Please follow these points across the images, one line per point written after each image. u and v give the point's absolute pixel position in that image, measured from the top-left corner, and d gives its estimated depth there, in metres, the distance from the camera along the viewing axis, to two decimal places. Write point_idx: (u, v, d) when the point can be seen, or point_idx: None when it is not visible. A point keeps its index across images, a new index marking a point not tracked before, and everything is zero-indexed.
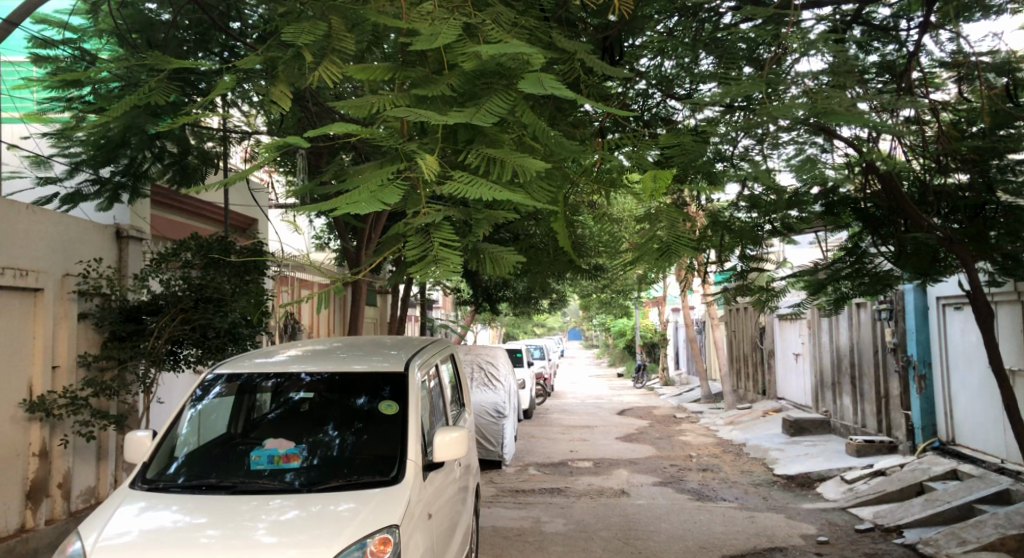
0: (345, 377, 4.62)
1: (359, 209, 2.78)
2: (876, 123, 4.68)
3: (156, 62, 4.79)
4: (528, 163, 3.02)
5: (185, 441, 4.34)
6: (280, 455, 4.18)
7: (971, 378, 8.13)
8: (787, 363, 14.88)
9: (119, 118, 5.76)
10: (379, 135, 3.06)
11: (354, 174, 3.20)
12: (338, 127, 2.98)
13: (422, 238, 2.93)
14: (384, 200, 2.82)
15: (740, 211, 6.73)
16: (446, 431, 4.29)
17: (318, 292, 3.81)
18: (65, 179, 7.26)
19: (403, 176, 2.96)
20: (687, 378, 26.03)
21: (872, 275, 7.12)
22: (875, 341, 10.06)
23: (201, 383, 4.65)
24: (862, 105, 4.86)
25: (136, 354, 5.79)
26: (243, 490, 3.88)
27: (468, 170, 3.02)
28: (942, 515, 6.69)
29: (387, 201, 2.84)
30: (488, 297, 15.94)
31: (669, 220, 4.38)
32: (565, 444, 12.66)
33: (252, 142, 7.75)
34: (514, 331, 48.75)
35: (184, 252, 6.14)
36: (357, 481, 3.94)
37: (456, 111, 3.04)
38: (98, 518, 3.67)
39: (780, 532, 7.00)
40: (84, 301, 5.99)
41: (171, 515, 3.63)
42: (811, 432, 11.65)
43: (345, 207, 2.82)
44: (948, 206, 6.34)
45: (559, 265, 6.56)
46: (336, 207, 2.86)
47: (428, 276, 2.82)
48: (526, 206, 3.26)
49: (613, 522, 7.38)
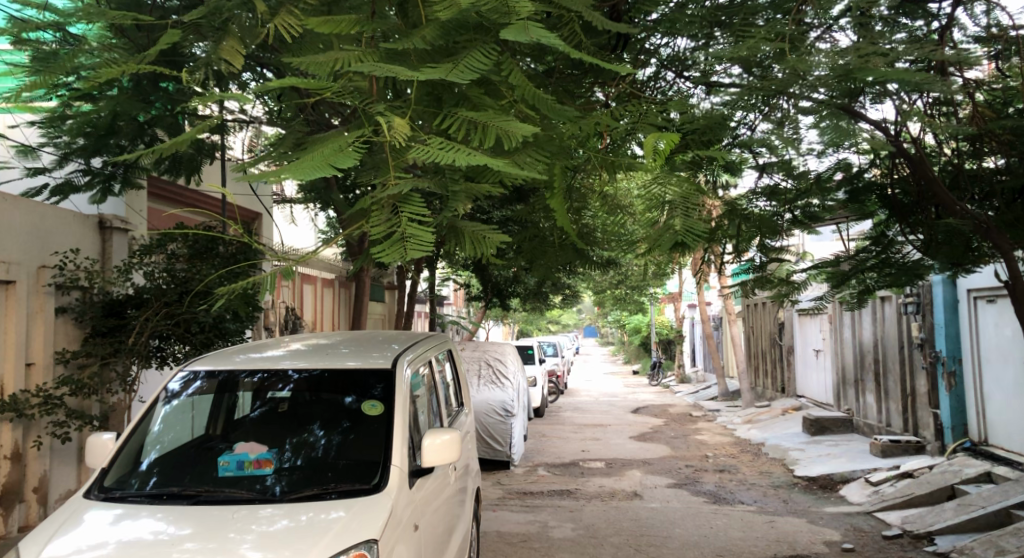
0: (334, 374, 4.27)
1: (306, 174, 2.47)
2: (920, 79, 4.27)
3: (118, 20, 4.52)
4: (515, 127, 2.71)
5: (156, 440, 4.03)
6: (251, 460, 3.83)
7: (1005, 374, 7.67)
8: (806, 359, 14.47)
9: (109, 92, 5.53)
10: (342, 90, 2.77)
11: (315, 138, 2.89)
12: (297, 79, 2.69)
13: (389, 213, 2.68)
14: (337, 163, 2.52)
15: (754, 201, 6.35)
16: (436, 434, 3.94)
17: (267, 274, 3.51)
18: (54, 169, 6.95)
19: (364, 137, 2.66)
20: (704, 375, 25.60)
21: (899, 265, 6.59)
22: (900, 335, 9.64)
23: (175, 378, 4.32)
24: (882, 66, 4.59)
25: (117, 351, 5.59)
26: (208, 499, 3.53)
27: (447, 137, 2.73)
28: (977, 521, 6.23)
29: (338, 164, 2.52)
30: (499, 293, 15.57)
31: (685, 208, 3.99)
32: (576, 444, 12.29)
33: (256, 133, 6.32)
34: (528, 327, 48.38)
35: (170, 243, 5.98)
36: (336, 489, 3.60)
37: (430, 68, 2.70)
38: (71, 525, 3.38)
39: (802, 538, 6.60)
40: (63, 295, 5.68)
41: (151, 526, 3.31)
42: (833, 431, 11.20)
43: (293, 172, 2.50)
44: (983, 192, 5.98)
45: (567, 258, 6.09)
46: (285, 172, 2.56)
47: (399, 257, 2.58)
48: (514, 178, 2.99)
49: (625, 527, 7.00)
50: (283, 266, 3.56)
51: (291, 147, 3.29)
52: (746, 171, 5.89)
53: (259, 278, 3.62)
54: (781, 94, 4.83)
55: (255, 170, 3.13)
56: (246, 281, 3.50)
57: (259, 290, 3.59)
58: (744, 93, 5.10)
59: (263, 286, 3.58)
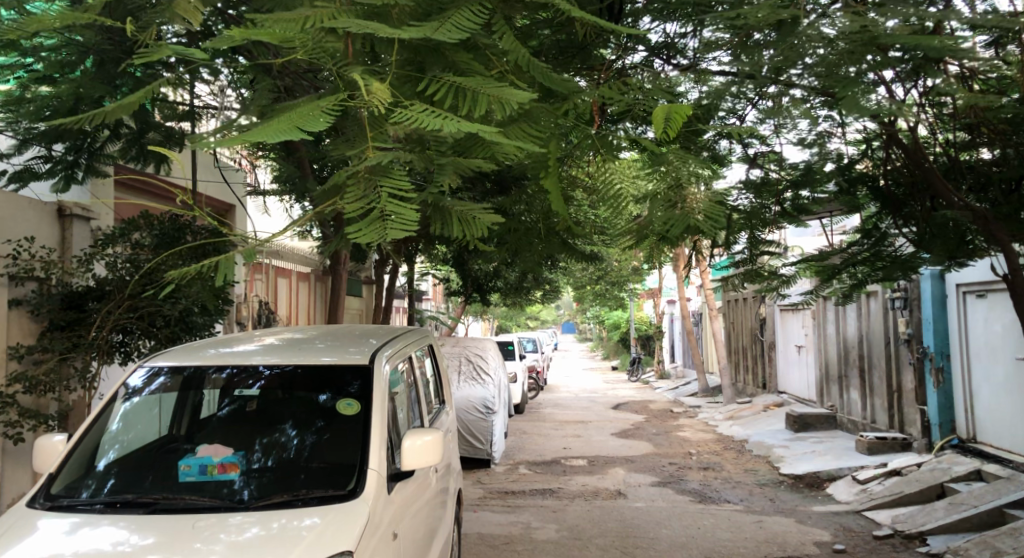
0: (309, 369, 4.00)
1: (269, 138, 2.21)
2: (933, 47, 4.02)
3: None
4: (508, 93, 2.51)
5: (114, 440, 3.75)
6: (215, 464, 3.55)
7: (996, 370, 7.57)
8: (788, 355, 14.39)
9: (73, 44, 5.19)
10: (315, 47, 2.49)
11: (283, 105, 2.60)
12: (261, 32, 2.43)
13: (367, 189, 2.44)
14: (305, 127, 2.28)
15: (739, 197, 5.70)
16: (418, 435, 3.69)
17: (222, 256, 3.16)
18: (13, 155, 6.51)
19: (340, 102, 2.42)
20: (684, 371, 25.54)
21: (892, 258, 6.32)
22: (887, 331, 9.54)
23: (137, 373, 4.03)
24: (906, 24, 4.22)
25: (77, 346, 5.23)
26: (168, 507, 3.25)
27: (431, 104, 2.52)
28: (970, 522, 6.10)
29: (307, 128, 2.28)
30: (479, 287, 15.31)
31: (668, 203, 3.84)
32: (558, 441, 12.07)
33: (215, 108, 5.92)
34: (507, 323, 48.17)
35: (134, 231, 5.65)
36: (308, 495, 3.35)
37: (413, 26, 2.47)
38: (21, 534, 3.10)
39: (792, 539, 6.43)
40: (17, 286, 5.42)
41: (112, 535, 3.03)
42: (816, 428, 11.08)
43: (255, 136, 2.24)
44: (975, 182, 5.85)
45: (552, 251, 5.81)
46: (245, 137, 2.29)
47: (376, 235, 2.33)
48: (502, 153, 2.83)
49: (610, 528, 6.79)
50: (240, 246, 3.22)
51: (253, 114, 3.05)
52: (738, 166, 5.73)
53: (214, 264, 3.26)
54: (777, 79, 4.66)
55: (211, 137, 2.86)
56: (199, 264, 3.14)
57: (214, 276, 3.26)
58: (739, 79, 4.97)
59: (219, 271, 3.22)
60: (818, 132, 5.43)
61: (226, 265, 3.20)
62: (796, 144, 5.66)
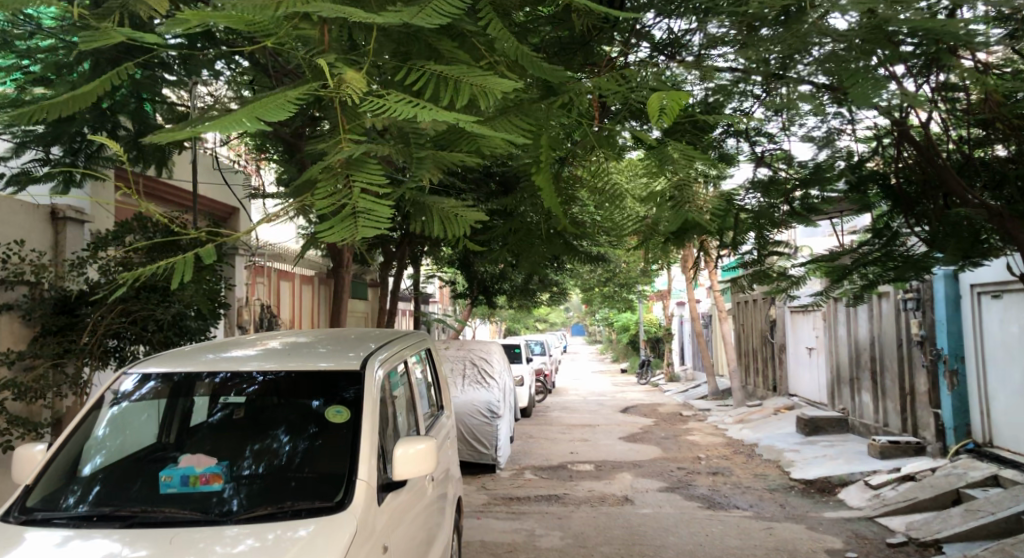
0: (303, 374, 3.86)
1: (227, 129, 2.10)
2: (951, 32, 3.80)
3: None
4: (493, 83, 2.40)
5: (99, 446, 3.64)
6: (197, 475, 3.42)
7: (1012, 373, 7.38)
8: (799, 357, 14.19)
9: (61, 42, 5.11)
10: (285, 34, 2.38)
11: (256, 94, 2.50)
12: (220, 16, 2.31)
13: (340, 183, 2.33)
14: (265, 117, 2.17)
15: (747, 196, 5.66)
16: (410, 443, 3.55)
17: (178, 257, 3.04)
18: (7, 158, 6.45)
19: (309, 91, 2.32)
20: (694, 374, 25.29)
21: (903, 258, 6.11)
22: (899, 333, 9.35)
23: (128, 376, 3.91)
24: (923, 9, 4.00)
25: (68, 351, 5.15)
26: (146, 521, 3.13)
27: (411, 94, 2.40)
28: (988, 529, 5.92)
29: (268, 119, 2.17)
30: (484, 290, 15.16)
31: (672, 201, 3.66)
32: (565, 446, 11.92)
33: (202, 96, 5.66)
34: (515, 325, 48.02)
35: (127, 234, 5.57)
36: (293, 507, 3.22)
37: (392, 12, 2.36)
38: (8, 546, 3.00)
39: (802, 546, 6.27)
40: (7, 290, 5.34)
41: (106, 548, 2.92)
42: (827, 431, 10.88)
43: (213, 127, 2.13)
44: (990, 180, 5.65)
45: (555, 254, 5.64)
46: (204, 129, 2.18)
47: (345, 232, 2.21)
48: (487, 147, 2.75)
49: (616, 535, 6.64)
50: (199, 247, 3.12)
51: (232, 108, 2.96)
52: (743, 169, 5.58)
53: (172, 264, 3.14)
54: (782, 72, 4.49)
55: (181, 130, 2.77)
56: (153, 267, 3.03)
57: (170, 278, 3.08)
58: (744, 74, 4.81)
59: (175, 272, 3.08)
60: (828, 130, 5.42)
61: (181, 267, 3.10)
62: (804, 139, 5.53)
